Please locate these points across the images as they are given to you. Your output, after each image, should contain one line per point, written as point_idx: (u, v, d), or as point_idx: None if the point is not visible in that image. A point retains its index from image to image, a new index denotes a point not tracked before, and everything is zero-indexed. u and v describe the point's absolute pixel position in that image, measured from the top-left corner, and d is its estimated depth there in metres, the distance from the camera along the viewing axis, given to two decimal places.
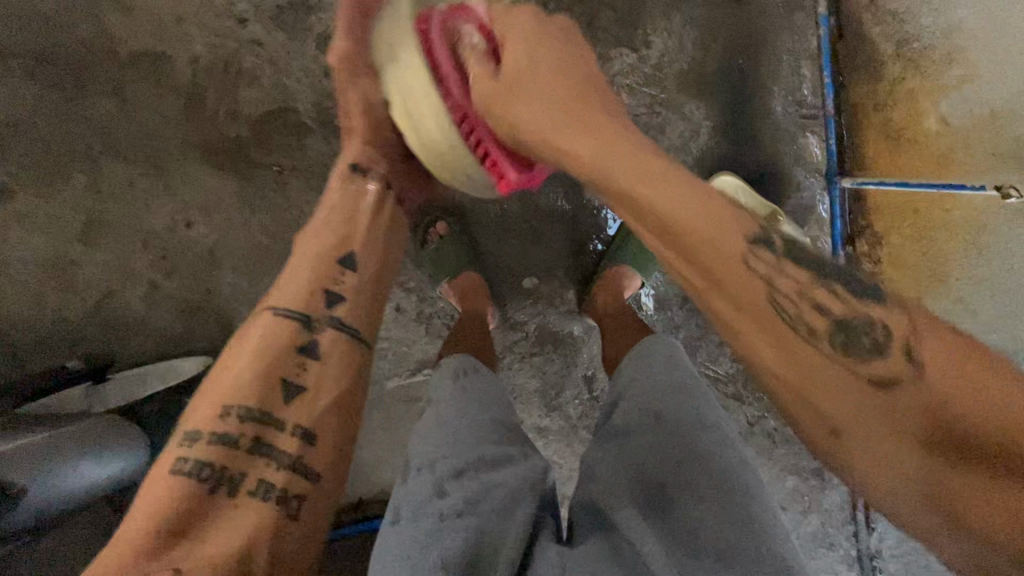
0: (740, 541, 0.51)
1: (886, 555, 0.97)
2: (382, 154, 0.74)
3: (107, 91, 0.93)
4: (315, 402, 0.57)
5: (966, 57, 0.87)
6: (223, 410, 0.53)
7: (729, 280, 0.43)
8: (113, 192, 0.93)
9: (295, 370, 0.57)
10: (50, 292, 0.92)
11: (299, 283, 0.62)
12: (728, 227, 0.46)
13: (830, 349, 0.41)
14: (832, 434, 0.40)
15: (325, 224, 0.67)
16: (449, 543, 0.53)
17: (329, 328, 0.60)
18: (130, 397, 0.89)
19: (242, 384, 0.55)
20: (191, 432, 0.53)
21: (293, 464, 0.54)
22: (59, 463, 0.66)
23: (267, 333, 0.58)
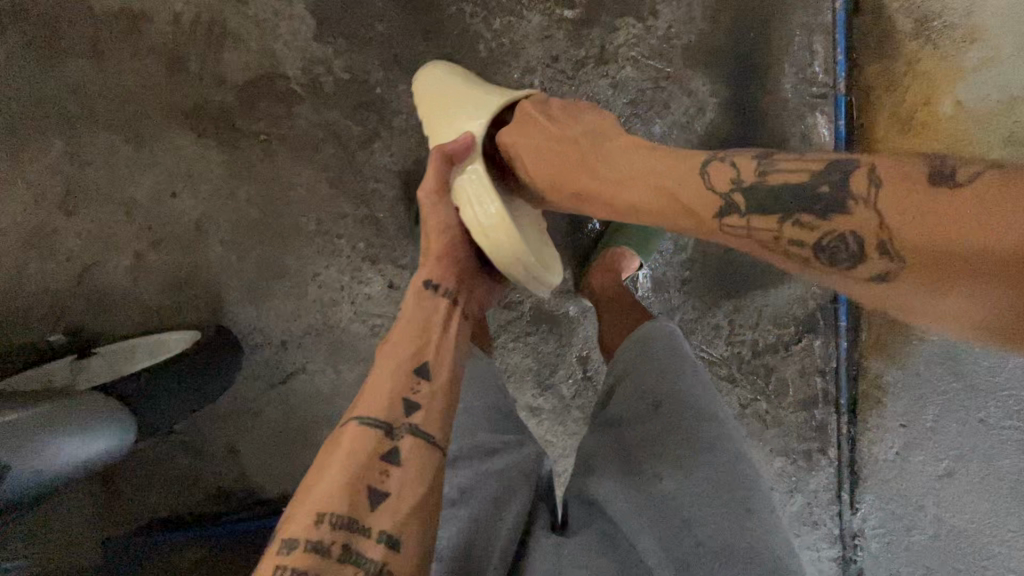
0: (737, 539, 0.51)
1: (868, 534, 0.98)
2: (455, 271, 0.65)
3: (84, 51, 0.88)
4: (400, 506, 0.48)
5: (989, 37, 0.83)
6: (314, 518, 0.46)
7: (711, 227, 0.61)
8: (94, 158, 0.89)
9: (377, 477, 0.49)
10: (31, 262, 0.89)
11: (381, 389, 0.53)
12: (771, 233, 0.58)
13: (825, 263, 0.55)
14: (873, 289, 0.53)
15: (398, 340, 0.57)
16: (442, 534, 0.54)
17: (407, 436, 0.51)
18: (116, 371, 0.87)
19: (331, 490, 0.47)
20: (286, 540, 0.45)
21: (382, 568, 0.46)
22: (42, 441, 0.65)
23: (355, 448, 0.50)
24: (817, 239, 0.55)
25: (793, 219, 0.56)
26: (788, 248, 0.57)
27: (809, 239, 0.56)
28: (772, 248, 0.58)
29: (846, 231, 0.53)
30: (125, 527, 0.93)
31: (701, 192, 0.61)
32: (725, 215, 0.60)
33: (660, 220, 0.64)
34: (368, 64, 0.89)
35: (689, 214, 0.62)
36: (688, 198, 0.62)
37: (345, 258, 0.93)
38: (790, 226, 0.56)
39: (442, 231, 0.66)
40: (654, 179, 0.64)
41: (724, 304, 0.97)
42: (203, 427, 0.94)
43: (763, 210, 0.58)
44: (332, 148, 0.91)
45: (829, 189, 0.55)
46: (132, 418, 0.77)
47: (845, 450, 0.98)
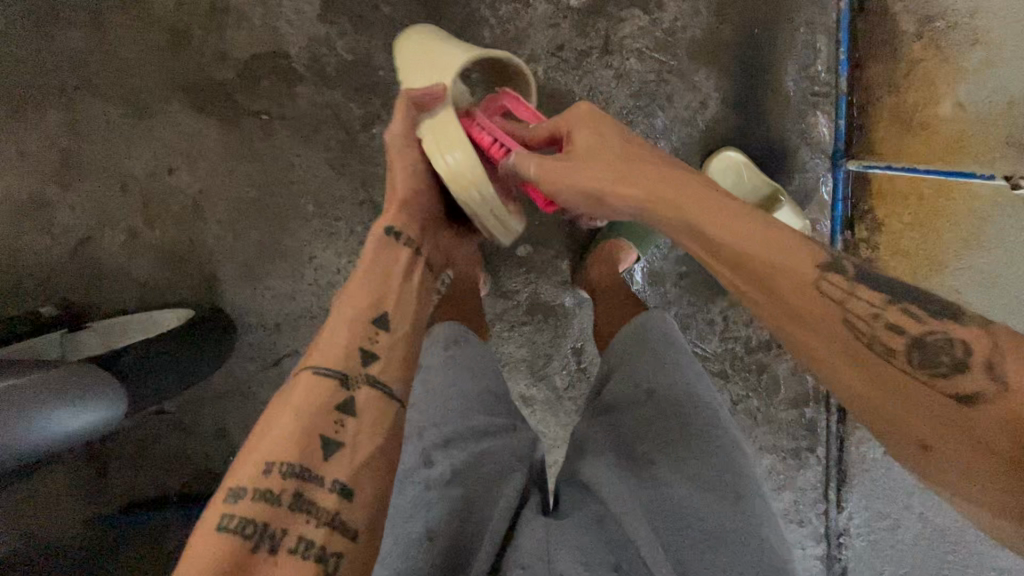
0: (726, 522, 0.52)
1: (854, 533, 0.99)
2: (420, 220, 0.65)
3: (83, 22, 0.87)
4: (355, 459, 0.48)
5: (991, 40, 0.84)
6: (263, 467, 0.45)
7: (796, 296, 0.46)
8: (92, 132, 0.88)
9: (331, 427, 0.48)
10: (25, 234, 0.89)
11: (333, 342, 0.52)
12: (868, 325, 0.44)
13: (908, 363, 0.42)
14: (922, 445, 0.41)
15: (360, 288, 0.56)
16: (436, 514, 0.54)
17: (364, 387, 0.51)
18: (107, 346, 0.86)
19: (280, 438, 0.46)
20: (233, 490, 0.44)
21: (333, 521, 0.45)
22: (35, 409, 0.64)
23: (305, 395, 0.49)
24: (919, 335, 0.42)
25: (882, 319, 0.44)
26: (877, 342, 0.43)
27: (875, 329, 0.44)
28: (868, 348, 0.44)
29: (954, 334, 0.41)
30: (111, 504, 0.92)
31: (830, 295, 0.46)
32: (828, 280, 0.46)
33: (740, 258, 0.49)
34: (372, 47, 0.89)
35: (774, 275, 0.47)
36: (759, 245, 0.49)
37: (342, 241, 0.92)
38: (897, 313, 0.44)
39: (410, 180, 0.65)
40: (744, 233, 0.49)
41: (719, 301, 0.97)
42: (194, 407, 0.94)
43: (862, 280, 0.46)
44: (333, 130, 0.90)
45: (937, 301, 0.44)
46: (126, 392, 0.77)
47: (833, 449, 0.98)
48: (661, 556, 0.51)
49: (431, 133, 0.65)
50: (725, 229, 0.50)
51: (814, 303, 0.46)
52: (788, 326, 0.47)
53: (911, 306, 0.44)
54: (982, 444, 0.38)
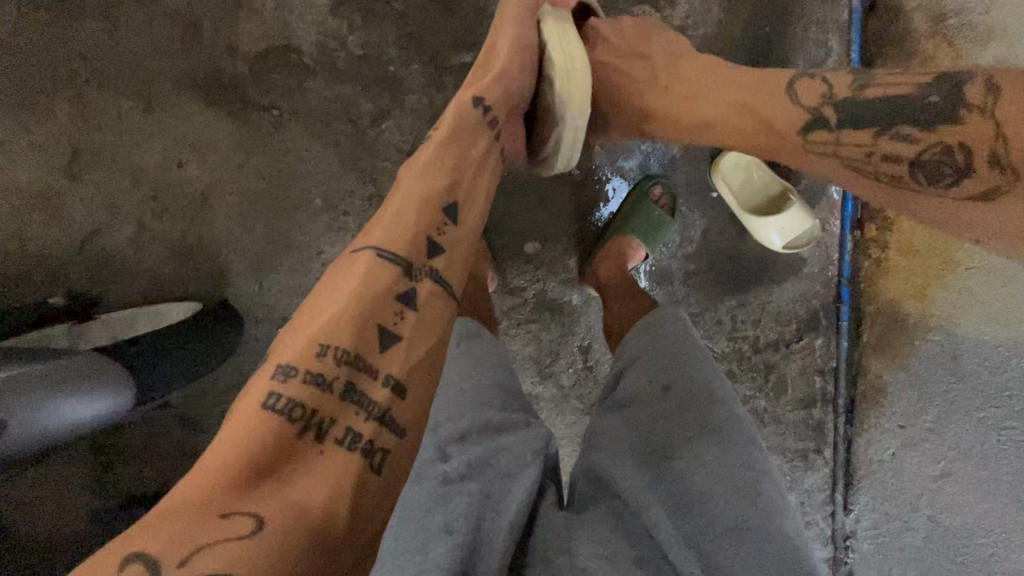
0: (750, 519, 0.51)
1: (861, 535, 0.98)
2: (491, 116, 0.62)
3: (95, 14, 0.87)
4: (411, 354, 0.46)
5: (1004, 38, 0.83)
6: (318, 349, 0.44)
7: (781, 149, 0.65)
8: (102, 124, 0.88)
9: (390, 318, 0.46)
10: (34, 226, 0.89)
11: (403, 226, 0.50)
12: (871, 160, 0.58)
13: (918, 181, 0.55)
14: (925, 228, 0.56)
15: (420, 174, 0.54)
16: (454, 509, 0.53)
17: (427, 280, 0.49)
18: (115, 337, 0.87)
19: (339, 318, 0.45)
20: (284, 366, 0.43)
21: (383, 416, 0.44)
22: (46, 395, 0.65)
23: (367, 275, 0.47)
24: (916, 155, 0.55)
25: (888, 145, 0.57)
26: (875, 169, 0.58)
27: (879, 145, 0.57)
28: (865, 172, 0.59)
29: (954, 141, 0.52)
30: (115, 498, 0.92)
31: (820, 141, 0.61)
32: (814, 119, 0.62)
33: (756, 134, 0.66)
34: (383, 41, 0.89)
35: (768, 132, 0.65)
36: (775, 112, 0.65)
37: (351, 236, 0.92)
38: (892, 141, 0.56)
39: (506, 65, 0.66)
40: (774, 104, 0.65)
41: (728, 300, 0.97)
42: (199, 401, 0.93)
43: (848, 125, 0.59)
44: (343, 124, 0.90)
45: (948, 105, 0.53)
46: (133, 382, 0.77)
47: (841, 451, 0.97)
48: (683, 545, 0.51)
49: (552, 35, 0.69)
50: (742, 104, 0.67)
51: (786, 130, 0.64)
52: (814, 159, 0.62)
53: (915, 134, 0.55)
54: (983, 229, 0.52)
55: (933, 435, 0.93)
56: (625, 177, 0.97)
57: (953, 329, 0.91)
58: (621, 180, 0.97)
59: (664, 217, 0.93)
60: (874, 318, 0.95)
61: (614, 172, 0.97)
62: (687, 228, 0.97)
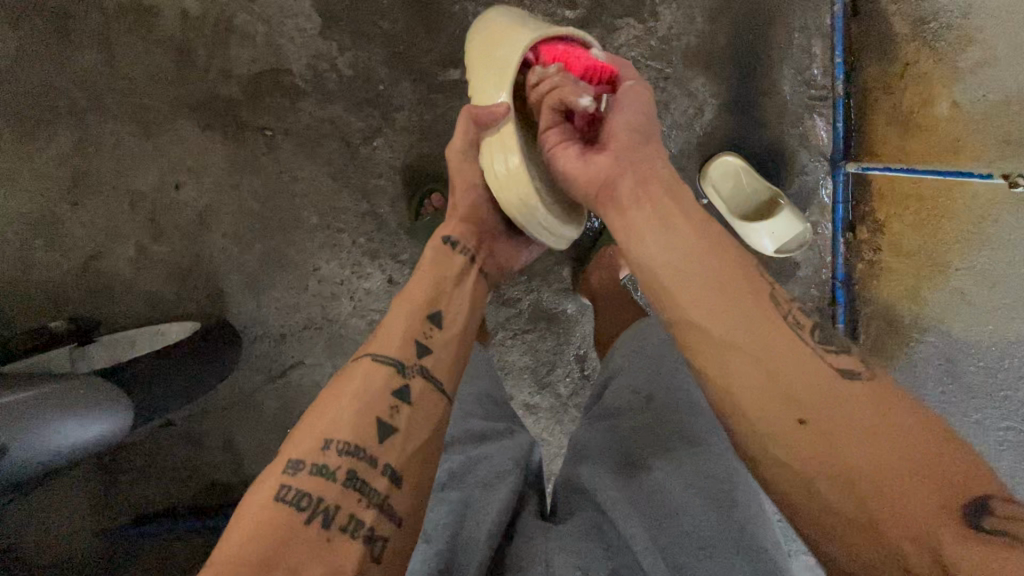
0: (723, 528, 0.51)
1: None
2: (475, 234, 0.68)
3: (93, 45, 0.90)
4: (406, 446, 0.50)
5: (986, 39, 0.83)
6: (323, 443, 0.48)
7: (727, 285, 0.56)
8: (100, 151, 0.91)
9: (387, 411, 0.51)
10: (36, 252, 0.91)
11: (394, 333, 0.56)
12: (784, 307, 0.56)
13: (812, 343, 0.54)
14: (800, 418, 0.50)
15: (412, 285, 0.60)
16: (433, 518, 0.55)
17: (419, 377, 0.54)
18: (115, 359, 0.88)
19: (339, 420, 0.50)
20: (292, 461, 0.48)
21: (383, 503, 0.48)
22: (40, 422, 0.65)
23: (365, 378, 0.52)
24: (814, 324, 0.57)
25: (791, 310, 0.57)
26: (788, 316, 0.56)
27: (788, 312, 0.56)
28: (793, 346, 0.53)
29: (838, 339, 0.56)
30: (122, 516, 0.93)
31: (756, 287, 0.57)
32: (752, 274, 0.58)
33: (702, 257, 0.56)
34: (371, 61, 0.90)
35: (726, 262, 0.57)
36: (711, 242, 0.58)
37: (346, 252, 0.93)
38: (800, 313, 0.57)
39: (466, 189, 0.68)
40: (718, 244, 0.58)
41: None
42: (200, 419, 0.95)
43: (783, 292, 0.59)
44: (334, 143, 0.92)
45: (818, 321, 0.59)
46: (131, 404, 0.78)
47: None
48: (662, 564, 0.50)
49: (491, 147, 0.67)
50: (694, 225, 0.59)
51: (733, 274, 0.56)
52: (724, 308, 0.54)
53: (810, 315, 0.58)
54: (808, 418, 0.50)
55: None
56: None
57: (946, 328, 0.90)
58: None
59: None
60: (870, 317, 0.94)
61: None
62: None
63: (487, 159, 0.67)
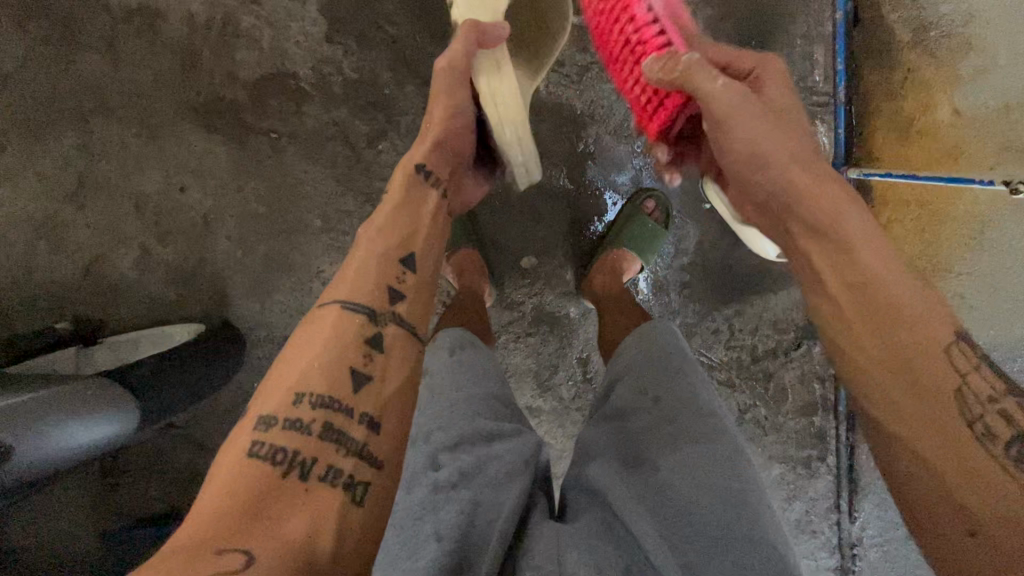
0: (735, 528, 0.52)
1: (867, 543, 0.98)
2: (449, 164, 0.65)
3: (100, 48, 0.90)
4: (382, 390, 0.48)
5: (985, 47, 0.85)
6: (295, 398, 0.46)
7: (847, 243, 0.59)
8: (105, 152, 0.91)
9: (360, 361, 0.48)
10: (40, 253, 0.91)
11: (365, 279, 0.52)
12: (920, 290, 0.54)
13: (990, 375, 0.50)
14: (929, 394, 0.49)
15: (382, 226, 0.56)
16: (443, 517, 0.54)
17: (391, 324, 0.51)
18: (118, 360, 0.88)
19: (308, 369, 0.47)
20: (263, 417, 0.45)
21: (362, 450, 0.46)
22: (47, 423, 0.65)
23: (334, 330, 0.49)
24: (963, 331, 0.52)
25: (930, 286, 0.55)
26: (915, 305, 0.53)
27: (921, 296, 0.54)
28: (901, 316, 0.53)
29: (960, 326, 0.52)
30: (123, 520, 0.93)
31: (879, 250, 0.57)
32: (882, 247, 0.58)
33: (808, 204, 0.64)
34: (376, 65, 0.91)
35: (833, 228, 0.60)
36: (825, 205, 0.62)
37: (350, 255, 0.94)
38: (938, 295, 0.54)
39: (452, 117, 0.65)
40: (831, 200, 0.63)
41: (725, 309, 0.98)
42: (203, 421, 0.95)
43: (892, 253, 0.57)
44: (339, 146, 0.92)
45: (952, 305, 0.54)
46: (136, 405, 0.78)
47: (844, 458, 0.97)
48: (671, 560, 0.51)
49: (489, 73, 0.67)
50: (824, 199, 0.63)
51: (864, 239, 0.59)
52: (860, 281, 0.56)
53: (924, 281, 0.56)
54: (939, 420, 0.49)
55: None
56: (617, 191, 0.98)
57: None
58: (615, 193, 0.98)
59: (657, 228, 0.94)
60: None
61: (609, 187, 0.98)
62: (681, 239, 0.98)
63: (485, 96, 0.67)
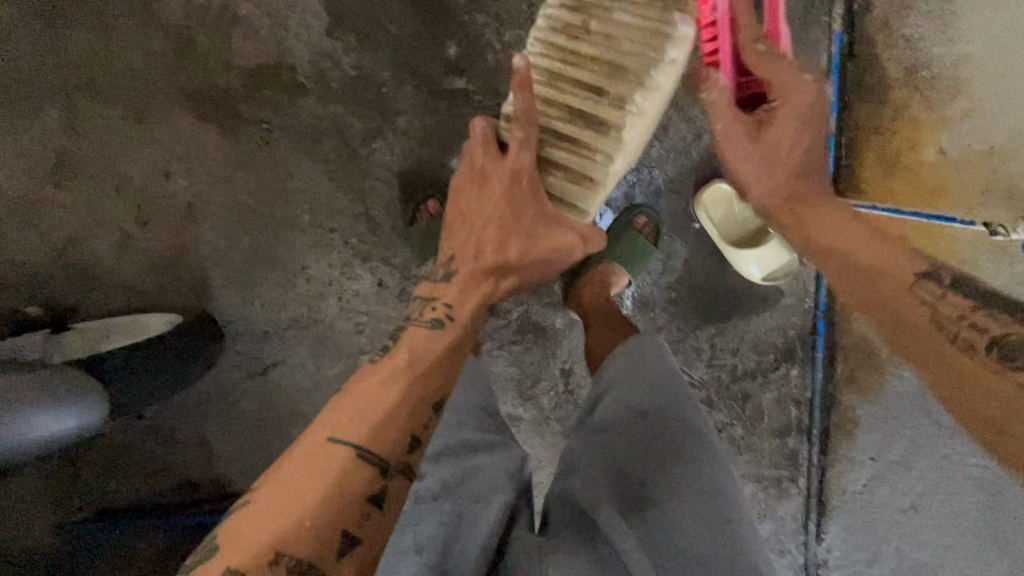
0: (719, 548, 0.53)
1: (832, 565, 1.00)
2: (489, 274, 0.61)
3: (89, 23, 0.87)
4: (363, 558, 0.47)
5: (972, 91, 0.87)
6: (273, 557, 0.44)
7: (888, 290, 0.57)
8: (88, 132, 0.88)
9: (356, 522, 0.46)
10: (16, 231, 0.88)
11: (390, 423, 0.50)
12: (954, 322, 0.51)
13: (998, 361, 0.47)
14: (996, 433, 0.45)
15: (423, 362, 0.54)
16: (424, 529, 0.55)
17: (399, 479, 0.49)
18: (91, 349, 0.85)
19: (297, 528, 0.45)
20: (230, 573, 0.43)
21: None
22: (12, 411, 0.63)
23: (339, 479, 0.46)
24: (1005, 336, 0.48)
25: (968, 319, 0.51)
26: (961, 335, 0.50)
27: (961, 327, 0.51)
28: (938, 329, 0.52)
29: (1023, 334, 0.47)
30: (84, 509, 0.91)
31: (917, 293, 0.55)
32: (924, 284, 0.55)
33: (842, 252, 0.64)
34: (376, 63, 0.90)
35: (873, 270, 0.60)
36: (878, 254, 0.61)
37: (337, 253, 0.92)
38: (974, 322, 0.50)
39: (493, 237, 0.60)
40: (881, 251, 0.61)
41: (708, 329, 0.99)
42: (176, 413, 0.92)
43: (954, 286, 0.54)
44: (333, 142, 0.91)
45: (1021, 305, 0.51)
46: (106, 394, 0.75)
47: (815, 480, 0.98)
48: (653, 574, 0.52)
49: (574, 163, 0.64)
50: (857, 243, 0.63)
51: (891, 258, 0.60)
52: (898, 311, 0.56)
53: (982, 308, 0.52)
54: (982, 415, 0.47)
55: (900, 469, 0.96)
56: (611, 205, 0.99)
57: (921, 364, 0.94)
58: (608, 208, 1.00)
59: (647, 245, 0.95)
60: (848, 349, 0.97)
61: (601, 201, 0.98)
62: (669, 257, 0.98)
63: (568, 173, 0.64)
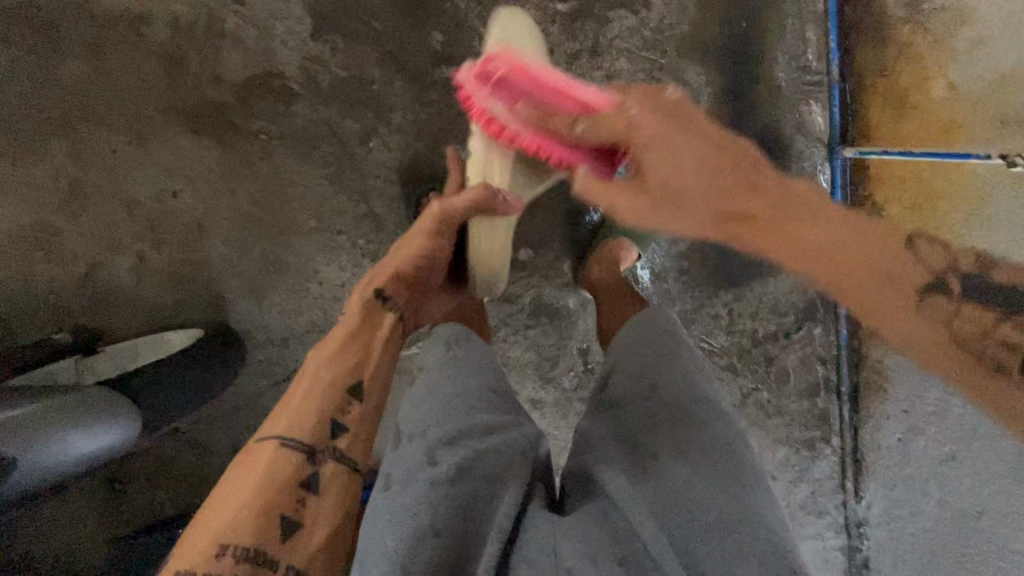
0: (735, 511, 0.53)
1: (874, 521, 0.98)
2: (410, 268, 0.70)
3: (84, 53, 0.89)
4: (314, 535, 0.55)
5: (979, 20, 0.83)
6: (218, 549, 0.51)
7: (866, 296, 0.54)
8: (94, 160, 0.91)
9: (292, 506, 0.54)
10: (37, 264, 0.91)
11: (312, 405, 0.59)
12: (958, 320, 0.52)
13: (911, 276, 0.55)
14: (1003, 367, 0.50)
15: (334, 352, 0.63)
16: (438, 511, 0.54)
17: (329, 462, 0.57)
18: (119, 368, 0.90)
19: (233, 514, 0.53)
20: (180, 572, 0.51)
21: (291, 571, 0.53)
22: (49, 433, 0.66)
23: (268, 468, 0.55)
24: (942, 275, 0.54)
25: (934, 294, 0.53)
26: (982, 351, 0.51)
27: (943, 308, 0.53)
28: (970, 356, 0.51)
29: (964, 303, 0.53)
30: (131, 523, 0.95)
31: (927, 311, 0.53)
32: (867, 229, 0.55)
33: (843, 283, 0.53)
34: (364, 61, 0.90)
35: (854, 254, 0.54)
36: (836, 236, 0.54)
37: (346, 254, 0.93)
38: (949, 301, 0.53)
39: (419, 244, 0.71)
40: (836, 223, 0.55)
41: (725, 294, 0.97)
42: (209, 423, 0.95)
43: (963, 297, 0.53)
44: (329, 145, 0.92)
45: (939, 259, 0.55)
46: (137, 407, 0.77)
47: (848, 438, 0.97)
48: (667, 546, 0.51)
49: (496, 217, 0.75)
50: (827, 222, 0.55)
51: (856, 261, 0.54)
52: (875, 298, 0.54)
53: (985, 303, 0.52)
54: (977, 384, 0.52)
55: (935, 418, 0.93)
56: None
57: None
58: None
59: None
60: None
61: None
62: None
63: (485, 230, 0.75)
